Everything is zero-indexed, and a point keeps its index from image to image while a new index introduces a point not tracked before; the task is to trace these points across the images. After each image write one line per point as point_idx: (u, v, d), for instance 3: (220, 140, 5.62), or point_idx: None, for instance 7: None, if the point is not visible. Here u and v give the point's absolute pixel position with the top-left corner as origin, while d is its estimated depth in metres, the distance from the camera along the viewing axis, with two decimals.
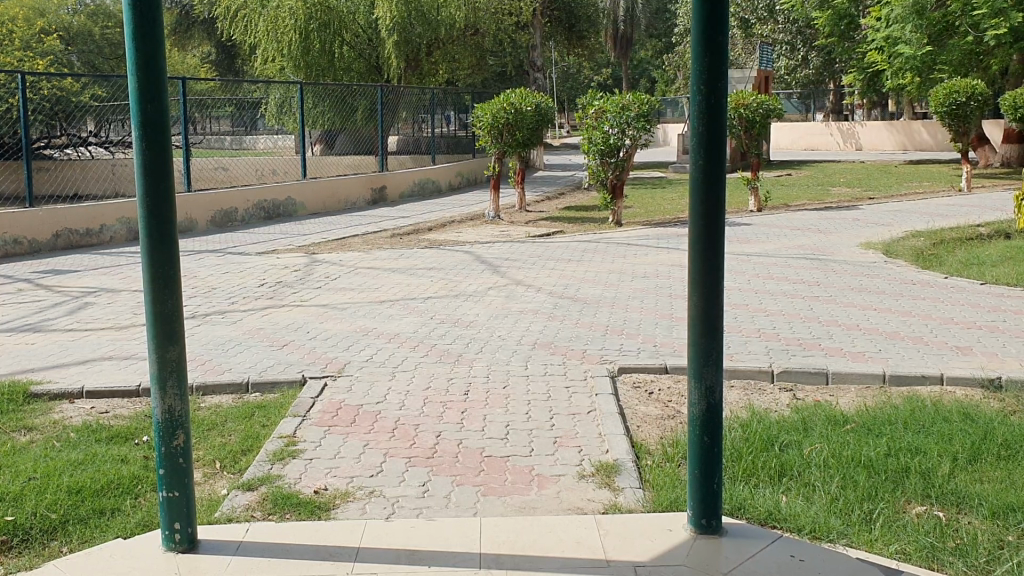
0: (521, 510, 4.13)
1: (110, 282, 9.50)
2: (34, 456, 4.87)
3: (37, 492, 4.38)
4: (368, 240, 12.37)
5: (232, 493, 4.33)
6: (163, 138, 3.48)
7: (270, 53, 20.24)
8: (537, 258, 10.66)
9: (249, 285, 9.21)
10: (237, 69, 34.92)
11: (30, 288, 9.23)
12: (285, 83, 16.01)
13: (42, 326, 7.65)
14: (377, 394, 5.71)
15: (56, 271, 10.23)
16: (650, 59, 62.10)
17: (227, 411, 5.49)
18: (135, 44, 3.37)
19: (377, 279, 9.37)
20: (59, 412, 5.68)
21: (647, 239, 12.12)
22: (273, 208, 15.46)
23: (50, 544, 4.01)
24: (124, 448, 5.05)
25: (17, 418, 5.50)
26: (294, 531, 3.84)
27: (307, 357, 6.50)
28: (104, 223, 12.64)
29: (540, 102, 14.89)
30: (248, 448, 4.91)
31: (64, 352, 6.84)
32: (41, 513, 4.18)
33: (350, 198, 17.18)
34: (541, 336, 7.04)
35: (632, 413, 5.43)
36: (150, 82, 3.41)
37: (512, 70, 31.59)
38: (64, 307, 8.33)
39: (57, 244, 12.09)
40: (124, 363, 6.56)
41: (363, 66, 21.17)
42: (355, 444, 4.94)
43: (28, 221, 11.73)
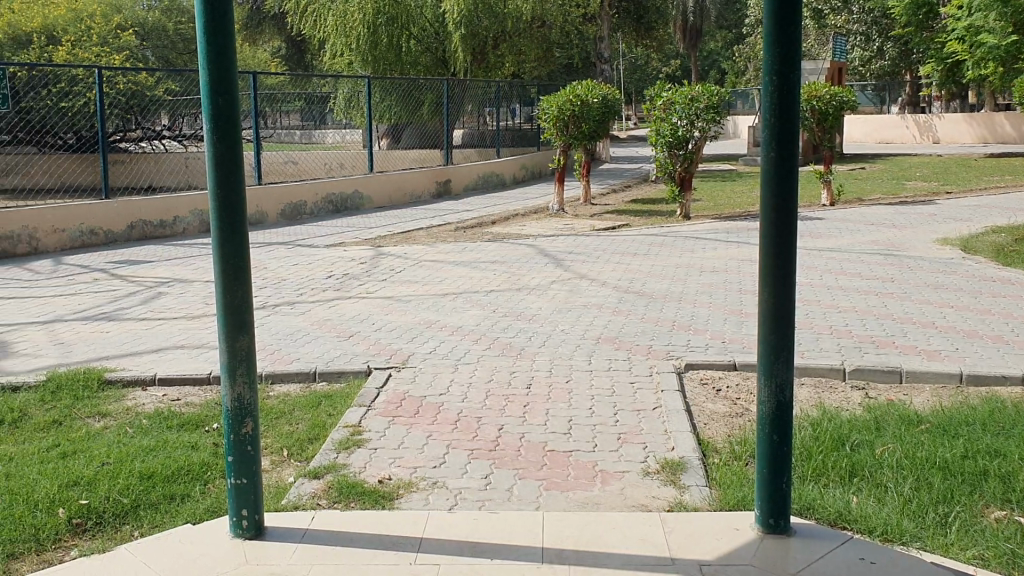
0: (585, 505, 4.10)
1: (182, 273, 9.68)
2: (107, 442, 5.01)
3: (111, 476, 4.50)
4: (433, 233, 12.41)
5: (299, 480, 4.39)
6: (234, 130, 3.52)
7: (339, 47, 20.48)
8: (603, 251, 10.59)
9: (316, 277, 9.29)
10: (306, 64, 35.24)
11: (106, 278, 9.46)
12: (352, 78, 16.09)
13: (117, 315, 7.85)
14: (440, 386, 5.72)
15: (131, 262, 10.45)
16: (719, 49, 61.40)
17: (294, 400, 5.56)
18: (206, 37, 3.42)
19: (442, 272, 9.39)
20: (132, 399, 5.80)
21: (715, 233, 11.95)
22: (340, 201, 15.61)
23: (122, 528, 4.13)
24: (194, 434, 5.16)
25: (92, 404, 5.64)
26: (358, 520, 3.86)
27: (372, 348, 6.54)
28: (178, 215, 12.88)
29: (606, 95, 14.79)
30: (315, 437, 4.97)
31: (138, 340, 7.00)
32: (114, 498, 4.30)
33: (415, 191, 17.22)
34: (606, 330, 7.00)
35: (699, 410, 5.35)
36: (221, 74, 3.46)
37: (579, 62, 31.36)
38: (138, 297, 8.52)
39: (132, 235, 12.37)
40: (196, 352, 6.68)
41: (430, 60, 21.14)
42: (419, 435, 4.95)
43: (104, 213, 12.04)
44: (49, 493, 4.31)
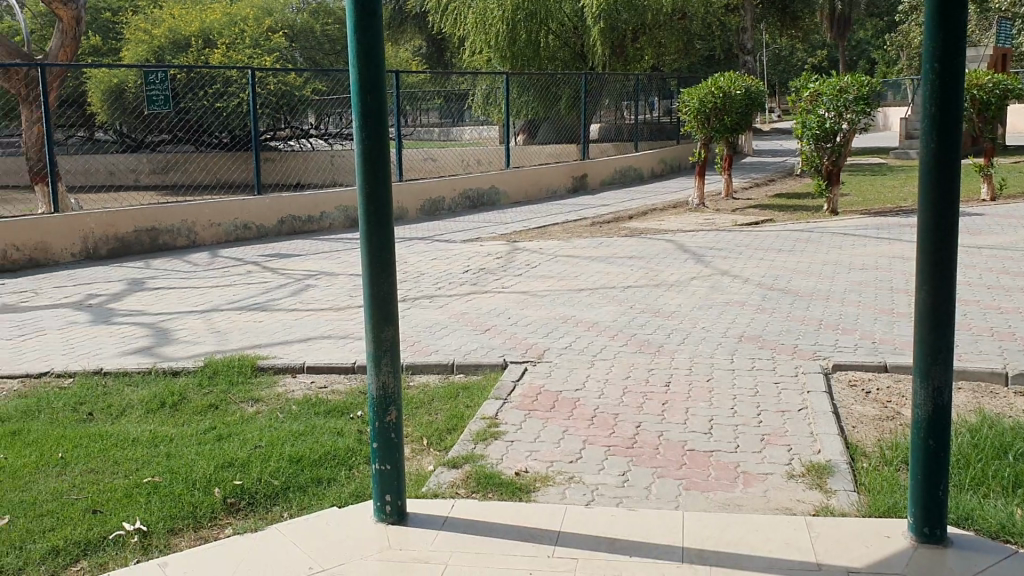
0: (725, 506, 4.01)
1: (328, 266, 10.02)
2: (260, 426, 5.25)
3: (262, 459, 4.72)
4: (570, 228, 12.41)
5: (439, 469, 4.48)
6: (382, 126, 3.62)
7: (478, 45, 20.79)
8: (745, 247, 10.34)
9: (455, 271, 9.45)
10: (445, 61, 35.86)
11: (258, 270, 9.90)
12: (491, 75, 16.18)
13: (267, 305, 8.20)
14: (577, 381, 5.72)
15: (281, 255, 10.91)
16: (870, 38, 58.93)
17: (434, 390, 5.67)
18: (357, 37, 3.52)
19: (579, 267, 9.37)
20: (282, 386, 6.06)
21: (865, 229, 11.48)
22: (478, 197, 15.83)
23: (273, 508, 4.32)
24: (340, 421, 5.33)
25: (246, 390, 5.92)
26: (498, 510, 3.90)
27: (509, 342, 6.59)
28: (325, 210, 13.34)
29: (749, 86, 14.43)
30: (453, 427, 5.05)
31: (287, 330, 7.30)
32: (266, 479, 4.51)
33: (552, 186, 17.29)
34: (748, 328, 6.83)
35: (847, 413, 5.15)
36: (371, 73, 3.55)
37: (720, 53, 30.72)
38: (286, 289, 8.87)
39: (282, 230, 12.90)
40: (340, 342, 6.91)
41: (568, 55, 21.18)
42: (555, 429, 4.96)
43: (256, 208, 12.59)
44: (205, 473, 4.56)
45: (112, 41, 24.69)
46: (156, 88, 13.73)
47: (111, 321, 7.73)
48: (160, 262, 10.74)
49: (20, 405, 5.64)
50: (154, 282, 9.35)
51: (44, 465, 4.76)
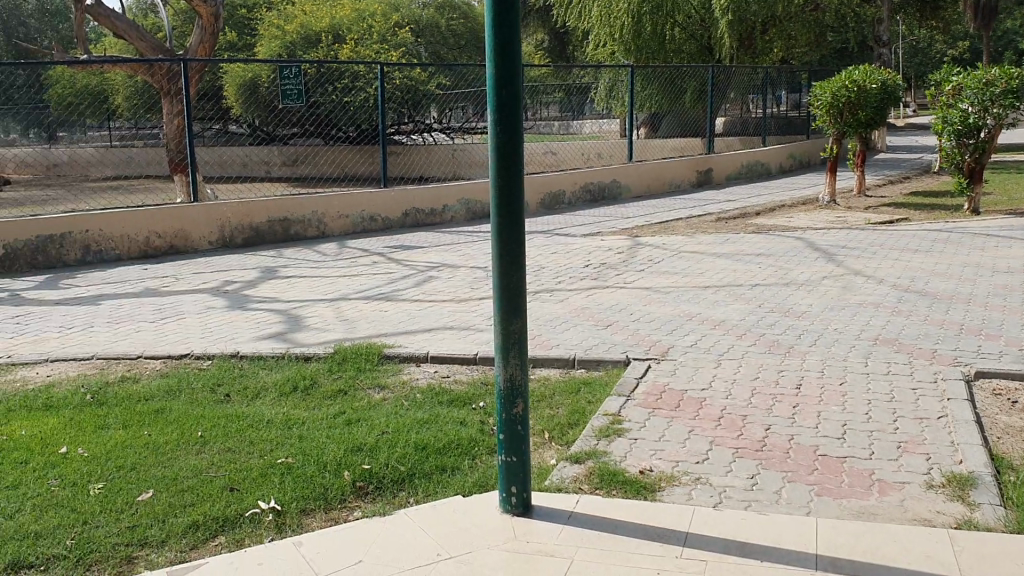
0: (860, 514, 3.87)
1: (451, 258, 10.16)
2: (386, 413, 5.37)
3: (389, 445, 4.83)
4: (694, 224, 12.22)
5: (562, 464, 4.47)
6: (516, 119, 3.62)
7: (603, 38, 20.77)
8: (879, 246, 9.96)
9: (576, 265, 9.44)
10: (569, 55, 35.82)
11: (384, 261, 10.12)
12: (616, 68, 15.67)
13: (392, 295, 8.37)
14: (702, 380, 5.62)
15: (405, 246, 11.11)
16: (1016, 28, 55.85)
17: (556, 384, 5.67)
18: (494, 31, 3.53)
19: (703, 263, 9.21)
20: (407, 374, 6.17)
21: (1010, 231, 10.89)
22: (600, 191, 15.77)
23: (399, 494, 4.41)
24: (463, 411, 5.39)
25: (373, 376, 6.06)
26: (623, 508, 3.87)
27: (632, 338, 6.53)
28: (447, 203, 13.51)
29: (886, 80, 13.87)
30: (576, 422, 5.04)
31: (411, 320, 7.43)
32: (392, 465, 4.61)
33: (675, 180, 17.05)
34: (883, 331, 6.57)
35: (992, 423, 4.89)
36: (507, 66, 3.56)
37: (854, 46, 29.66)
38: (411, 280, 9.03)
39: (406, 222, 13.13)
40: (463, 333, 6.98)
41: (694, 47, 20.82)
42: (680, 429, 4.89)
43: (382, 199, 12.86)
44: (334, 457, 4.70)
45: (247, 37, 25.64)
46: (290, 83, 14.17)
47: (246, 307, 8.04)
48: (291, 251, 11.11)
49: (162, 384, 5.93)
50: (285, 270, 9.67)
51: (185, 443, 4.99)
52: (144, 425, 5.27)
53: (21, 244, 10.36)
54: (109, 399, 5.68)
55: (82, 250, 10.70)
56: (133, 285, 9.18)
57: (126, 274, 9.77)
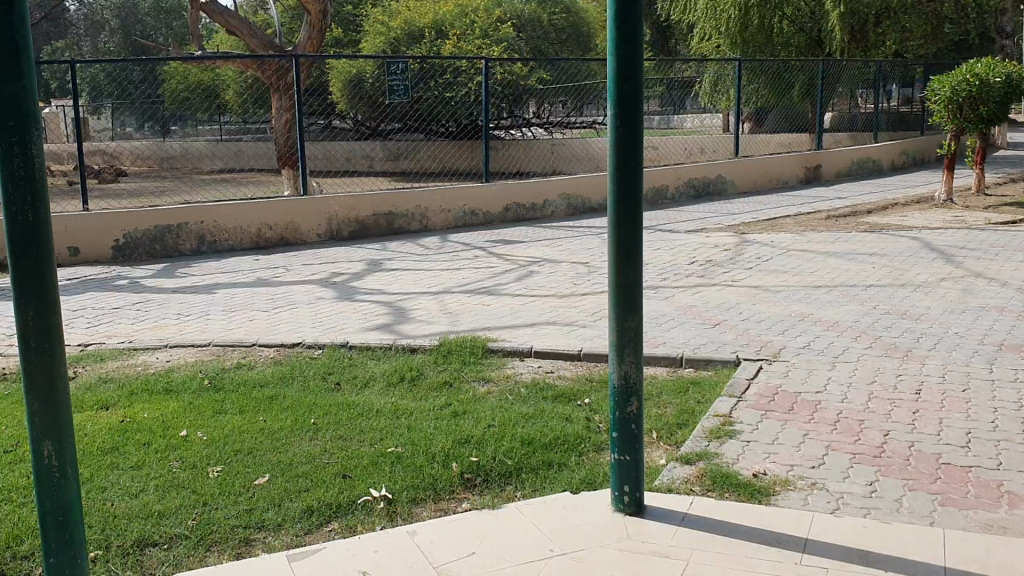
0: (989, 527, 3.70)
1: (553, 253, 10.15)
2: (492, 406, 5.39)
3: (496, 439, 4.84)
4: (802, 221, 11.92)
5: (672, 464, 4.41)
6: (636, 114, 3.56)
7: (708, 31, 20.56)
8: (1002, 248, 9.53)
9: (680, 262, 9.31)
10: (671, 50, 35.38)
11: (485, 255, 10.16)
12: (724, 60, 15.21)
13: (496, 290, 8.40)
14: (816, 383, 5.47)
15: (506, 241, 11.15)
16: None
17: (664, 383, 5.60)
18: (616, 25, 3.50)
19: (813, 262, 8.97)
20: (511, 368, 6.18)
21: None
22: (704, 186, 15.53)
23: (507, 488, 4.41)
24: (568, 407, 5.37)
25: (477, 370, 6.09)
26: (738, 511, 3.80)
27: (741, 338, 6.41)
28: (548, 198, 13.49)
29: (1011, 73, 13.25)
30: (685, 422, 4.96)
31: (516, 314, 7.44)
32: (500, 459, 4.62)
33: (783, 176, 16.67)
34: (1009, 336, 6.28)
35: None
36: (628, 60, 3.51)
37: (974, 38, 28.47)
38: (513, 274, 9.05)
39: (506, 216, 13.17)
40: (567, 329, 6.96)
41: (803, 40, 20.29)
42: (794, 433, 4.76)
43: (483, 193, 12.93)
44: (443, 448, 4.74)
45: (352, 33, 26.14)
46: (396, 79, 14.34)
47: (353, 298, 8.19)
48: (395, 244, 11.27)
49: (276, 373, 6.09)
50: (390, 263, 9.81)
51: (298, 430, 5.11)
52: (259, 411, 5.41)
53: (141, 234, 10.82)
54: (225, 385, 5.87)
55: (197, 240, 11.10)
56: (246, 274, 9.46)
57: (239, 264, 10.07)
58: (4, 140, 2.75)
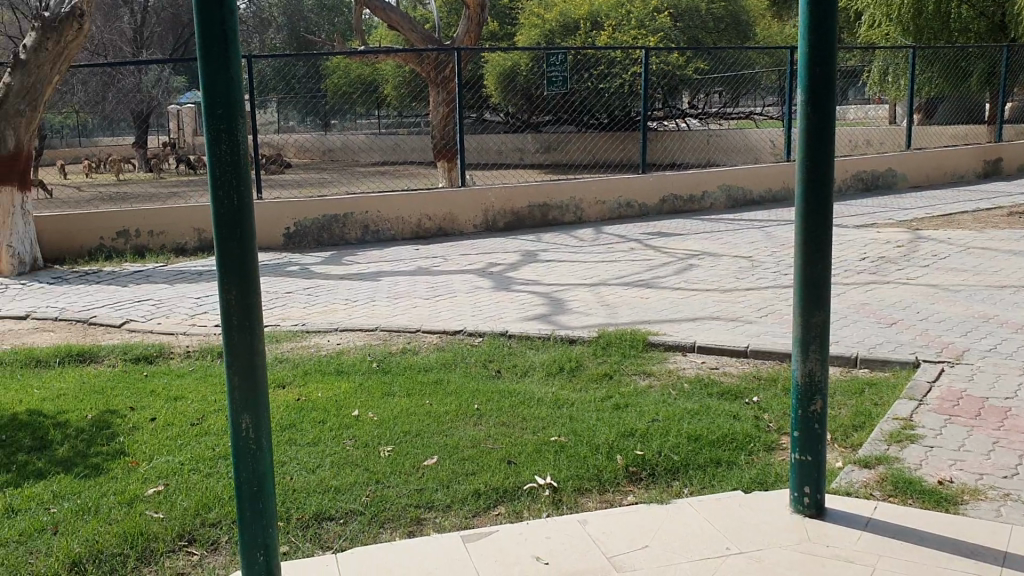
0: None
1: (712, 246, 9.94)
2: (655, 400, 5.32)
3: (661, 433, 4.78)
4: (980, 218, 11.24)
5: (848, 467, 4.25)
6: (828, 100, 3.43)
7: (878, 18, 19.73)
8: None
9: (848, 258, 8.94)
10: None
11: (642, 248, 10.07)
12: (898, 48, 14.54)
13: (654, 282, 8.31)
14: (1005, 389, 5.14)
15: (663, 234, 11.01)
16: None
17: (836, 383, 5.40)
18: (808, 7, 3.37)
19: (995, 261, 8.44)
20: (673, 362, 6.10)
21: None
22: (872, 179, 14.89)
23: (674, 483, 4.35)
24: (735, 405, 5.24)
25: (639, 363, 6.03)
26: (926, 518, 3.62)
27: (920, 338, 6.11)
28: (706, 190, 13.24)
29: None
30: (860, 424, 4.77)
31: (676, 308, 7.34)
32: (666, 454, 4.55)
33: (958, 169, 15.79)
34: None
35: None
36: (821, 43, 3.37)
37: None
38: (672, 267, 8.92)
39: (663, 209, 13.01)
40: (731, 324, 6.80)
41: (983, 26, 18.91)
42: (983, 440, 4.49)
43: (639, 185, 12.81)
44: (607, 440, 4.71)
45: (508, 26, 26.41)
46: (555, 70, 14.26)
47: (511, 288, 8.26)
48: (550, 235, 11.31)
49: (440, 358, 6.23)
50: (546, 254, 9.86)
51: (462, 414, 5.19)
52: (425, 395, 5.54)
53: (310, 223, 11.27)
54: (392, 369, 6.05)
55: (361, 230, 11.48)
56: (406, 263, 9.71)
57: (400, 253, 10.35)
58: (213, 127, 2.88)
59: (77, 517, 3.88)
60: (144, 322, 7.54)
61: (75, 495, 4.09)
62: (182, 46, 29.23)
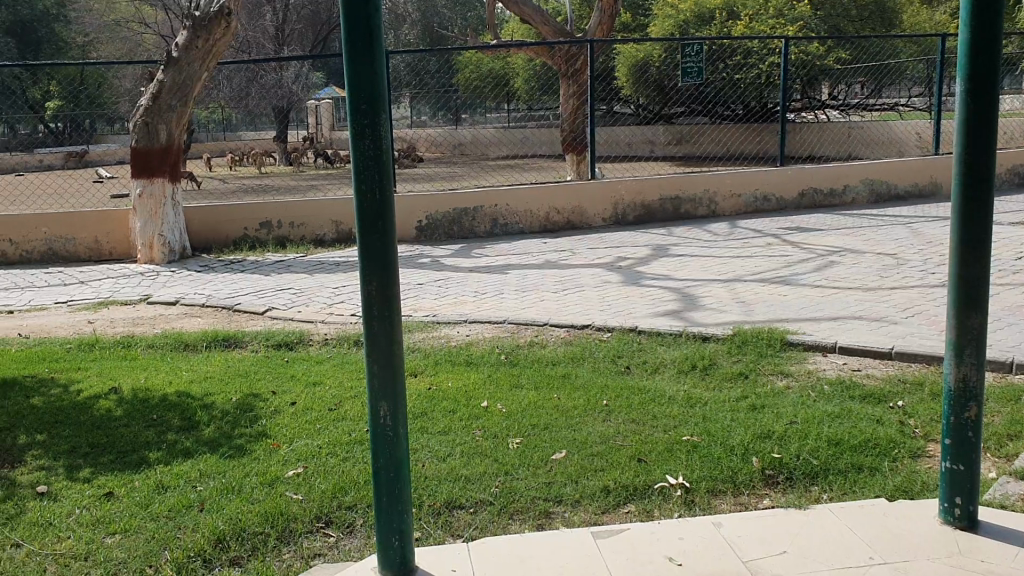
0: None
1: (853, 243, 9.57)
2: (793, 402, 5.16)
3: (799, 436, 4.63)
4: None
5: (1004, 479, 4.01)
6: (992, 90, 3.21)
7: None
8: None
9: (1004, 257, 8.44)
10: None
11: (778, 243, 9.78)
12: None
13: (792, 279, 8.05)
14: None
15: (801, 229, 10.66)
16: None
17: (991, 390, 5.10)
18: None
19: None
20: (812, 363, 5.90)
21: None
22: None
23: (813, 488, 4.20)
24: (878, 409, 5.03)
25: (775, 363, 5.86)
26: None
27: None
28: (848, 183, 12.75)
29: None
30: (1016, 434, 4.49)
31: (815, 306, 7.09)
32: (804, 457, 4.40)
33: None
34: None
35: None
36: (985, 30, 3.16)
37: None
38: (811, 264, 8.63)
39: (801, 203, 12.61)
40: (875, 324, 6.53)
41: None
42: None
43: (777, 179, 12.46)
44: (743, 441, 4.60)
45: (641, 18, 26.13)
46: (690, 61, 13.99)
47: (641, 283, 8.17)
48: (682, 229, 11.12)
49: (569, 353, 6.21)
50: (678, 249, 9.70)
51: (591, 410, 5.17)
52: (555, 388, 5.54)
53: (442, 216, 11.43)
54: (522, 362, 6.07)
55: (491, 223, 11.59)
56: (536, 256, 9.73)
57: (530, 246, 10.39)
58: (357, 123, 2.93)
59: (223, 495, 4.05)
60: (283, 310, 7.81)
61: (220, 474, 4.27)
62: (321, 42, 30.14)
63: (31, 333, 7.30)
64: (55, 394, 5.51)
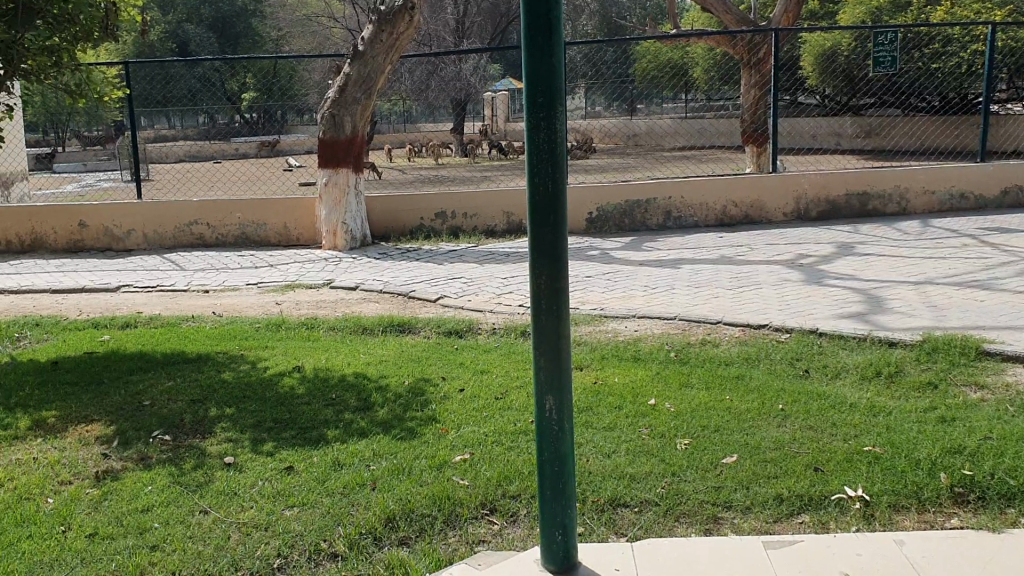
0: None
1: None
2: (988, 416, 4.78)
3: (994, 454, 4.28)
4: None
5: None
6: None
7: None
8: None
9: None
10: None
11: (976, 244, 9.12)
12: None
13: (991, 284, 7.48)
14: None
15: (1002, 229, 9.90)
16: None
17: None
18: None
19: None
20: (1012, 375, 5.45)
21: None
22: None
23: (1008, 511, 3.87)
24: None
25: (969, 373, 5.45)
26: None
27: None
28: None
29: None
30: None
31: (1017, 314, 6.55)
32: (1000, 476, 4.06)
33: None
34: None
35: None
36: None
37: None
38: (1013, 267, 8.00)
39: (1003, 202, 11.72)
40: None
41: None
42: None
43: (976, 175, 11.63)
44: (931, 456, 4.29)
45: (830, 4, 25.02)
46: (883, 49, 13.23)
47: (822, 283, 7.81)
48: (868, 227, 10.56)
49: (742, 353, 6.02)
50: (862, 247, 9.21)
51: (765, 414, 4.97)
52: (726, 389, 5.37)
53: (613, 208, 11.33)
54: (692, 360, 5.93)
55: (664, 216, 11.41)
56: (710, 251, 9.49)
57: (703, 241, 10.15)
58: (534, 116, 2.90)
59: (393, 476, 4.15)
60: (455, 298, 7.95)
61: (391, 456, 4.38)
62: (500, 34, 30.58)
63: (223, 312, 7.76)
64: (243, 370, 5.83)
